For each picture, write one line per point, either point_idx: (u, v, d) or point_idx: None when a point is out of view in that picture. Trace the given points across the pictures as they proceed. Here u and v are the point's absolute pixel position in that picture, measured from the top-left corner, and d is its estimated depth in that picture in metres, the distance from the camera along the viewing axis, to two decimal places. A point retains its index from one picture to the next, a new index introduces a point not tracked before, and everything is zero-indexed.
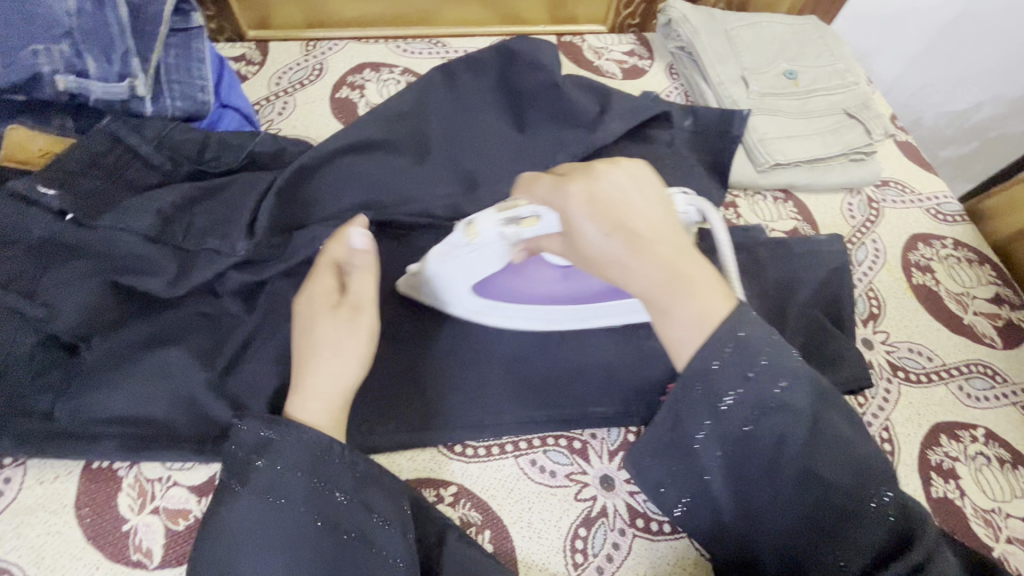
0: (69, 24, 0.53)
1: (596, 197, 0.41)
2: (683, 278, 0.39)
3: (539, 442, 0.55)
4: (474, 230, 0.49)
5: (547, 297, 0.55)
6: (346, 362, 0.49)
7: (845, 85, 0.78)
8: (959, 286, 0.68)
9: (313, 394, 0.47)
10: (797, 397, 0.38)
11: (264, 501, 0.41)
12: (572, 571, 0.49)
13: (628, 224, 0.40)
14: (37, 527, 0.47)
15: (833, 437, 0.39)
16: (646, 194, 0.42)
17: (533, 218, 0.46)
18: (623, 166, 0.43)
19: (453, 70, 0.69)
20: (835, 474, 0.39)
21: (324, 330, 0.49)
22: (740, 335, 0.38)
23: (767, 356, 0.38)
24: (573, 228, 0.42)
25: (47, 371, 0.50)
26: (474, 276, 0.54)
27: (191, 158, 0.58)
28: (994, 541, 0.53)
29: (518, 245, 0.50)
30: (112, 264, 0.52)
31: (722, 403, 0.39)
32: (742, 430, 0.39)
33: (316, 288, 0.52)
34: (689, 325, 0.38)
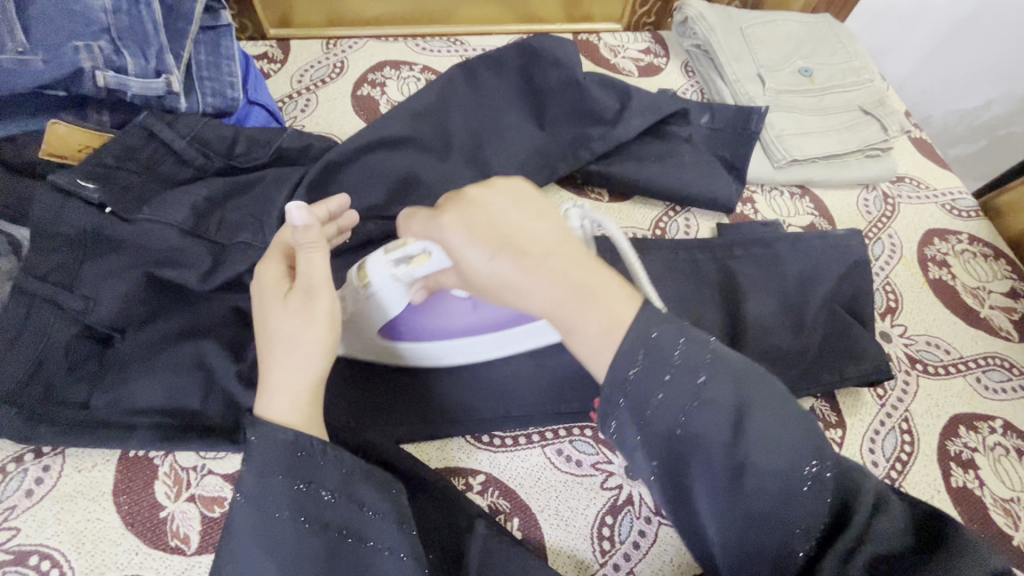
0: (106, 22, 0.55)
1: (472, 222, 0.41)
2: (583, 289, 0.39)
3: (564, 432, 0.56)
4: (365, 274, 0.49)
5: (462, 331, 0.53)
6: (306, 352, 0.44)
7: (860, 82, 0.79)
8: (974, 281, 0.69)
9: (276, 389, 0.43)
10: (717, 387, 0.36)
11: (251, 506, 0.40)
12: (600, 557, 0.50)
13: (512, 245, 0.39)
14: (77, 514, 0.48)
15: (754, 421, 0.36)
16: (528, 212, 0.42)
17: (423, 254, 0.46)
18: (499, 187, 0.42)
19: (474, 67, 0.70)
20: (766, 462, 0.36)
21: (277, 321, 0.45)
22: (653, 336, 0.37)
23: (681, 355, 0.37)
24: (459, 258, 0.41)
25: (86, 362, 0.51)
26: (385, 318, 0.52)
27: (222, 153, 0.59)
28: (1014, 530, 0.54)
29: (415, 287, 0.50)
30: (149, 257, 0.53)
31: (654, 410, 0.37)
32: (672, 433, 0.36)
33: (265, 277, 0.48)
34: (600, 337, 0.38)
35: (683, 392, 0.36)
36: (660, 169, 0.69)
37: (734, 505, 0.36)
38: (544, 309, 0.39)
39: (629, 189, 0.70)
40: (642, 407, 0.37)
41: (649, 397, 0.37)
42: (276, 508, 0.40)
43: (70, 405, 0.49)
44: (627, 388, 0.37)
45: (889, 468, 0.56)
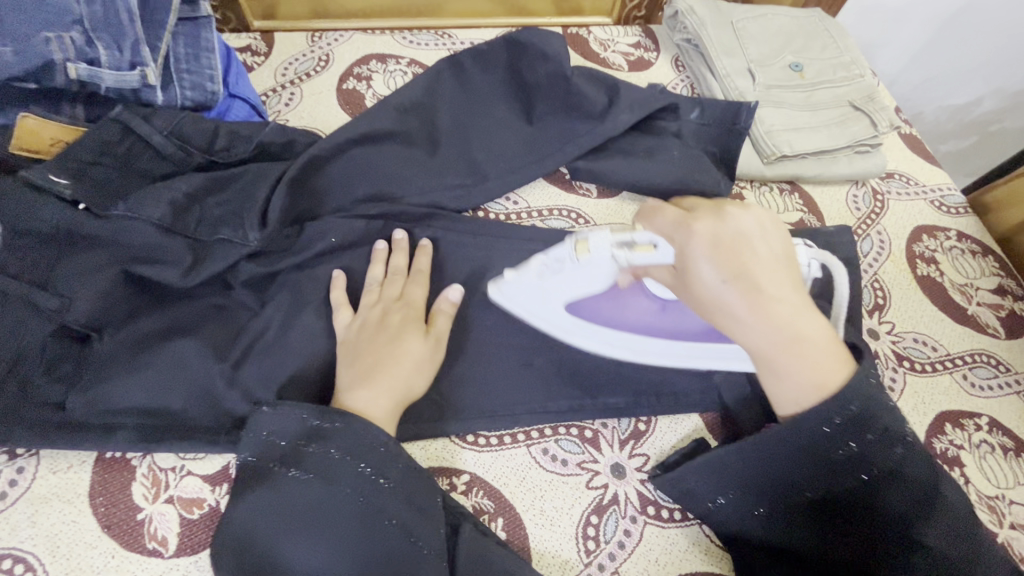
0: (79, 12, 0.52)
1: (719, 243, 0.46)
2: (801, 340, 0.44)
3: (549, 431, 0.55)
4: (587, 246, 0.51)
5: (641, 327, 0.57)
6: (417, 381, 0.52)
7: (851, 77, 0.78)
8: (963, 278, 0.69)
9: (384, 395, 0.50)
10: (913, 468, 0.43)
11: (315, 483, 0.44)
12: (585, 557, 0.50)
13: (749, 273, 0.45)
14: (52, 517, 0.47)
15: (938, 506, 0.43)
16: (769, 245, 0.47)
17: (648, 246, 0.49)
18: (753, 213, 0.47)
19: (461, 62, 0.69)
20: (942, 542, 0.42)
21: (406, 341, 0.53)
22: (862, 397, 0.43)
23: (882, 424, 0.44)
24: (694, 272, 0.46)
25: (60, 361, 0.50)
26: (573, 293, 0.55)
27: (202, 148, 0.57)
28: (999, 527, 0.54)
29: (624, 270, 0.53)
30: (126, 254, 0.52)
31: (836, 454, 0.44)
32: (853, 482, 0.44)
33: (408, 308, 0.56)
34: (805, 384, 0.44)
35: (879, 457, 0.43)
36: (650, 165, 0.68)
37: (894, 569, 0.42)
38: (757, 347, 0.45)
39: (617, 185, 0.69)
40: (831, 457, 0.44)
41: (841, 448, 0.44)
42: (338, 488, 0.43)
43: (45, 405, 0.48)
44: (813, 422, 0.43)
45: None
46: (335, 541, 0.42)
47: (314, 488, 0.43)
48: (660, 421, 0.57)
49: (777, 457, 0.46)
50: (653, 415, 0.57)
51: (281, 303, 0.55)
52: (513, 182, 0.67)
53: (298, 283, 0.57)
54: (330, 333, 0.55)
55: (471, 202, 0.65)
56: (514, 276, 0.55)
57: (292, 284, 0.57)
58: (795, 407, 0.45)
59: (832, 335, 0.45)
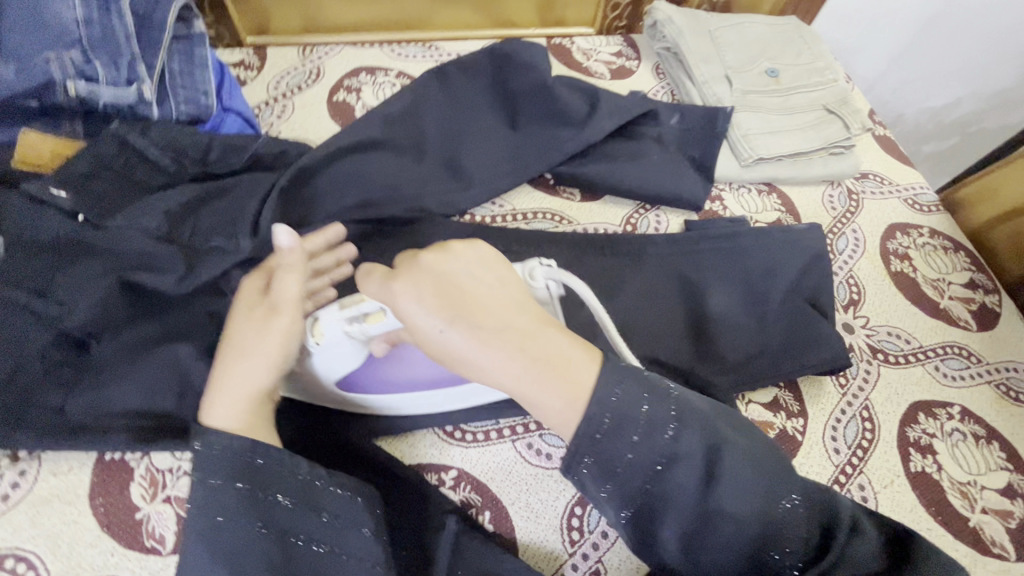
0: (78, 33, 0.56)
1: (422, 291, 0.42)
2: (539, 357, 0.41)
3: (534, 426, 0.57)
4: (320, 327, 0.51)
5: (425, 381, 0.54)
6: (254, 363, 0.48)
7: (824, 82, 0.81)
8: (935, 273, 0.71)
9: (219, 394, 0.47)
10: (689, 442, 0.40)
11: (204, 513, 0.42)
12: (569, 547, 0.52)
13: (464, 311, 0.41)
14: (53, 517, 0.48)
15: (730, 470, 0.40)
16: (478, 278, 0.44)
17: (378, 313, 0.49)
18: (453, 253, 0.45)
19: (446, 73, 0.72)
20: (736, 501, 0.40)
21: (239, 331, 0.50)
22: (610, 402, 0.40)
23: (643, 412, 0.40)
24: (414, 324, 0.43)
25: (60, 368, 0.51)
26: (337, 371, 0.53)
27: (197, 160, 0.60)
28: (970, 512, 0.56)
29: (373, 340, 0.52)
30: (124, 263, 0.54)
31: (619, 464, 0.40)
32: (645, 487, 0.40)
33: (244, 291, 0.52)
34: (565, 409, 0.40)
35: (652, 446, 0.40)
36: (631, 170, 0.71)
37: (723, 547, 0.40)
38: (505, 378, 0.41)
39: (598, 188, 0.71)
40: (612, 463, 0.40)
41: (620, 452, 0.40)
42: (224, 515, 0.42)
43: (44, 410, 0.50)
44: (588, 438, 0.40)
45: (850, 455, 0.58)
46: (236, 566, 0.41)
47: (201, 519, 0.42)
48: None
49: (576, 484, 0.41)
50: None
51: None
52: (498, 187, 0.70)
53: None
54: None
55: (458, 208, 0.68)
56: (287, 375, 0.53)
57: None
58: (571, 432, 0.40)
59: (569, 337, 0.43)
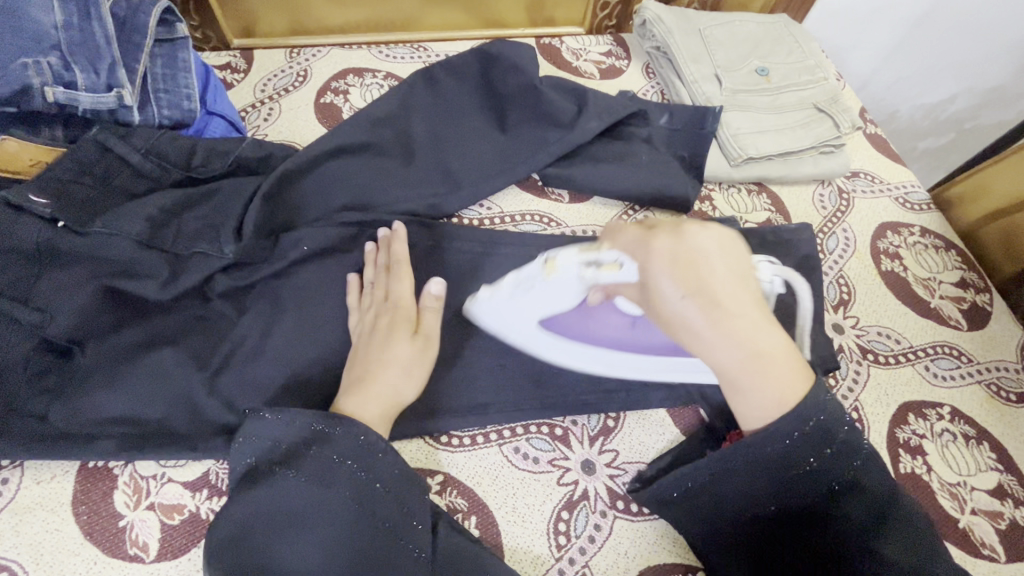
0: (56, 37, 0.55)
1: (680, 260, 0.45)
2: (763, 356, 0.44)
3: (522, 430, 0.57)
4: (553, 265, 0.52)
5: (614, 342, 0.58)
6: (408, 382, 0.53)
7: (815, 80, 0.81)
8: (926, 272, 0.71)
9: (373, 400, 0.51)
10: (871, 479, 0.45)
11: (312, 484, 0.44)
12: (556, 552, 0.51)
13: (711, 295, 0.44)
14: (36, 525, 0.48)
15: (897, 518, 0.44)
16: (731, 265, 0.45)
17: (612, 265, 0.50)
18: (714, 233, 0.46)
19: (434, 75, 0.71)
20: (900, 554, 0.42)
21: (398, 347, 0.54)
22: (818, 410, 0.44)
23: (840, 436, 0.45)
24: (656, 291, 0.46)
25: (42, 376, 0.51)
26: (544, 310, 0.56)
27: (180, 165, 0.59)
28: (960, 513, 0.56)
29: (594, 288, 0.54)
30: (106, 269, 0.54)
31: (790, 468, 0.45)
32: (811, 497, 0.45)
33: (397, 310, 0.56)
34: (767, 403, 0.44)
35: (834, 469, 0.45)
36: (620, 171, 0.70)
37: None
38: (719, 364, 0.45)
39: (587, 190, 0.71)
40: (783, 468, 0.45)
41: (799, 465, 0.45)
42: (337, 492, 0.44)
43: (26, 418, 0.50)
44: (772, 443, 0.45)
45: None
46: (325, 541, 0.43)
47: (310, 489, 0.44)
48: (628, 417, 0.59)
49: (735, 476, 0.46)
50: (621, 411, 0.59)
51: (259, 313, 0.57)
52: (486, 189, 0.69)
53: (276, 293, 0.58)
54: (304, 340, 0.57)
55: (445, 210, 0.67)
56: (490, 294, 0.57)
57: (268, 293, 0.58)
58: (755, 423, 0.46)
59: (790, 347, 0.46)
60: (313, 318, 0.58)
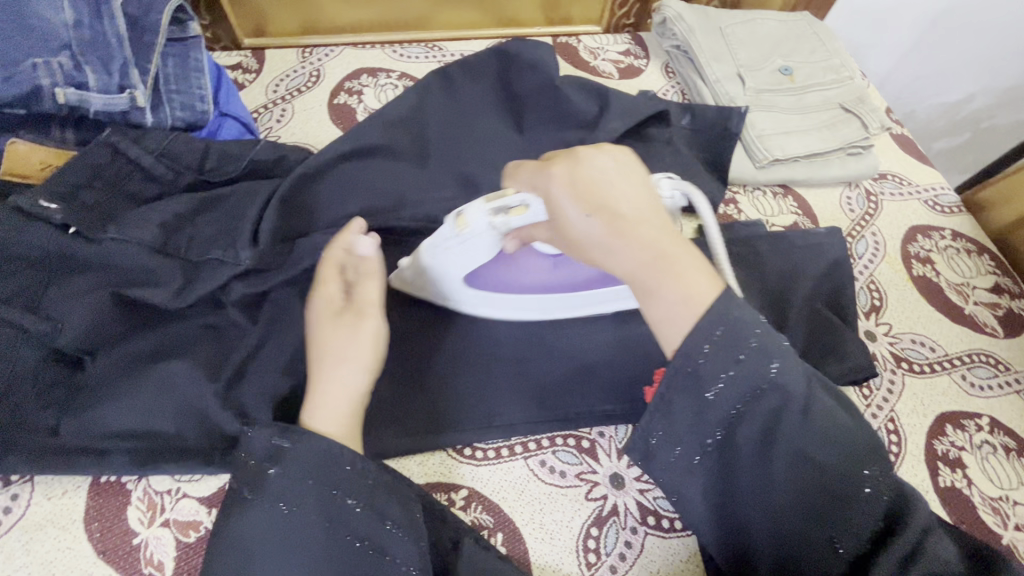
0: (67, 37, 0.54)
1: (575, 179, 0.43)
2: (667, 259, 0.41)
3: (547, 442, 0.55)
4: (464, 220, 0.49)
5: (537, 287, 0.56)
6: (352, 366, 0.49)
7: (840, 79, 0.79)
8: (959, 277, 0.69)
9: (322, 402, 0.47)
10: (793, 378, 0.39)
11: (280, 508, 0.42)
12: (586, 570, 0.49)
13: (608, 205, 0.42)
14: (47, 543, 0.46)
15: (825, 420, 0.39)
16: (629, 179, 0.44)
17: (521, 208, 0.47)
18: (608, 151, 0.45)
19: (450, 74, 0.69)
20: (827, 453, 0.39)
21: (329, 335, 0.51)
22: (731, 318, 0.38)
23: (755, 340, 0.38)
24: (557, 211, 0.44)
25: (51, 388, 0.49)
26: (466, 266, 0.53)
27: (193, 168, 0.58)
28: (1003, 529, 0.54)
29: (509, 237, 0.50)
30: (117, 277, 0.52)
31: (714, 389, 0.39)
32: (736, 412, 0.39)
33: (322, 296, 0.53)
34: (677, 304, 0.40)
35: (755, 372, 0.38)
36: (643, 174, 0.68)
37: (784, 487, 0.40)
38: (626, 272, 0.42)
39: None
40: (703, 381, 0.39)
41: (715, 377, 0.38)
42: (306, 513, 0.42)
43: (36, 432, 0.48)
44: (697, 359, 0.38)
45: None
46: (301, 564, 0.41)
47: (279, 515, 0.42)
48: None
49: (670, 408, 0.40)
50: None
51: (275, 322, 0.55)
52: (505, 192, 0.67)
53: (292, 300, 0.56)
54: None
55: None
56: (410, 263, 0.55)
57: (284, 301, 0.56)
58: (677, 338, 0.40)
59: (702, 257, 0.42)
60: None
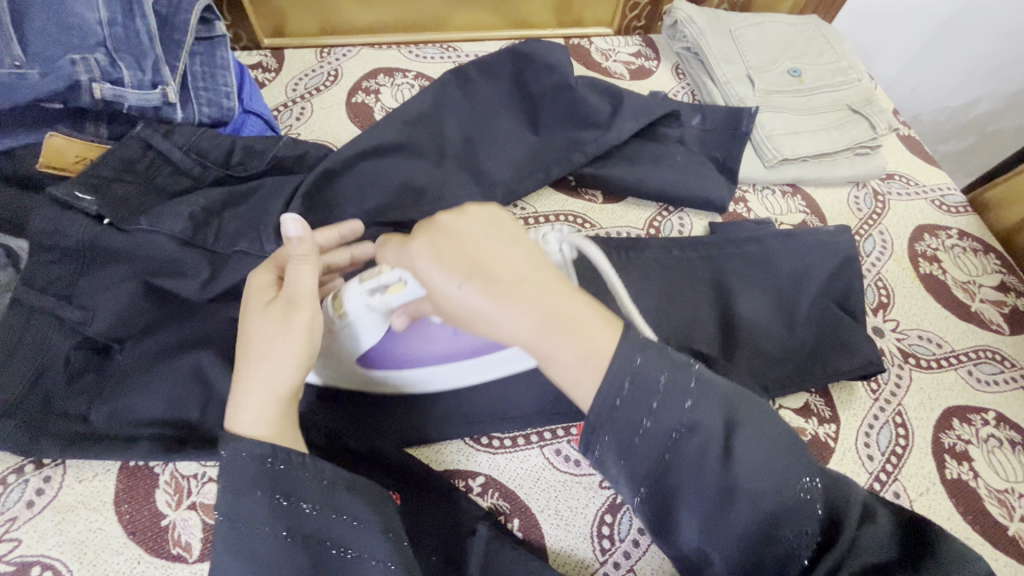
0: (102, 34, 0.56)
1: (439, 247, 0.40)
2: (559, 318, 0.38)
3: (563, 432, 0.56)
4: (341, 303, 0.50)
5: (441, 356, 0.53)
6: (277, 364, 0.43)
7: (848, 81, 0.80)
8: (965, 275, 0.70)
9: (245, 400, 0.43)
10: (708, 411, 0.37)
11: (231, 523, 0.40)
12: (600, 556, 0.50)
13: (481, 270, 0.38)
14: (79, 524, 0.48)
15: (749, 445, 0.37)
16: (500, 237, 0.41)
17: (398, 284, 0.46)
18: (469, 212, 0.41)
19: (466, 74, 0.71)
20: (757, 480, 0.37)
21: (256, 326, 0.45)
22: (634, 367, 0.36)
23: (664, 383, 0.37)
24: (429, 286, 0.40)
25: (82, 374, 0.51)
26: (358, 349, 0.52)
27: (218, 163, 0.59)
28: (1009, 521, 0.54)
29: (394, 313, 0.50)
30: (147, 268, 0.54)
31: (637, 438, 0.37)
32: (662, 458, 0.37)
33: (254, 284, 0.47)
34: (576, 366, 0.37)
35: (668, 414, 0.37)
36: (654, 172, 0.70)
37: (735, 530, 0.37)
38: (520, 340, 0.38)
39: (622, 190, 0.70)
40: (627, 430, 0.37)
41: (640, 423, 0.37)
42: (265, 526, 0.40)
43: (66, 417, 0.49)
44: (605, 414, 0.37)
45: (885, 461, 0.57)
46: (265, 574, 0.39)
47: (241, 529, 0.40)
48: None
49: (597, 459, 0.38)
50: None
51: None
52: (519, 190, 0.69)
53: None
54: None
55: None
56: None
57: None
58: (587, 394, 0.38)
59: (595, 304, 0.39)
60: None
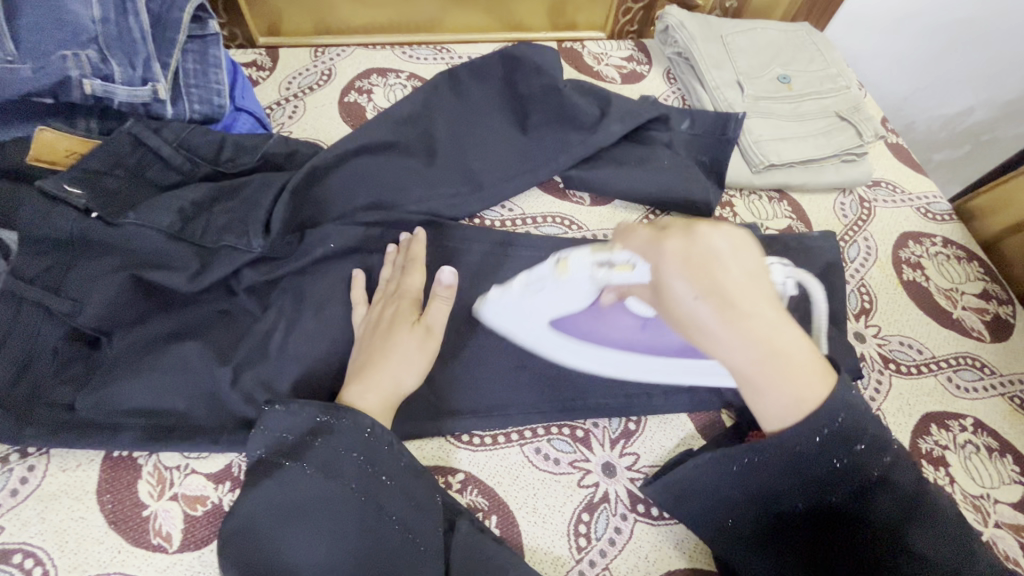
0: (94, 31, 0.57)
1: (690, 260, 0.43)
2: (780, 358, 0.42)
3: (543, 431, 0.57)
4: (566, 266, 0.51)
5: (622, 342, 0.57)
6: (408, 373, 0.53)
7: (837, 89, 0.81)
8: (948, 283, 0.71)
9: (372, 387, 0.51)
10: (902, 477, 0.43)
11: (319, 476, 0.45)
12: (576, 554, 0.51)
13: (723, 293, 0.42)
14: (61, 513, 0.48)
15: (930, 520, 0.43)
16: (744, 261, 0.43)
17: (626, 265, 0.48)
18: (725, 228, 0.43)
19: (458, 76, 0.72)
20: (933, 549, 0.41)
21: (399, 337, 0.54)
22: (843, 413, 0.42)
23: (871, 434, 0.43)
24: (665, 291, 0.44)
25: (70, 366, 0.52)
26: (553, 310, 0.55)
27: (209, 159, 0.60)
28: (983, 526, 0.55)
29: (608, 289, 0.52)
30: (135, 260, 0.54)
31: (826, 467, 0.43)
32: (838, 491, 0.44)
33: (400, 303, 0.57)
34: (784, 404, 0.42)
35: (868, 466, 0.43)
36: (642, 175, 0.70)
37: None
38: (736, 367, 0.43)
39: (610, 193, 0.71)
40: (817, 464, 0.43)
41: (831, 462, 0.43)
42: (343, 482, 0.45)
43: (54, 406, 0.50)
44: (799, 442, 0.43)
45: None
46: (336, 531, 0.44)
47: (319, 480, 0.45)
48: (649, 421, 0.58)
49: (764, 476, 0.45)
50: (643, 415, 0.58)
51: (283, 309, 0.57)
52: (507, 191, 0.69)
53: (300, 288, 0.58)
54: (327, 337, 0.57)
55: (468, 210, 0.67)
56: (498, 293, 0.56)
57: (293, 288, 0.58)
58: (776, 427, 0.43)
59: (812, 348, 0.43)
60: (335, 317, 0.58)
